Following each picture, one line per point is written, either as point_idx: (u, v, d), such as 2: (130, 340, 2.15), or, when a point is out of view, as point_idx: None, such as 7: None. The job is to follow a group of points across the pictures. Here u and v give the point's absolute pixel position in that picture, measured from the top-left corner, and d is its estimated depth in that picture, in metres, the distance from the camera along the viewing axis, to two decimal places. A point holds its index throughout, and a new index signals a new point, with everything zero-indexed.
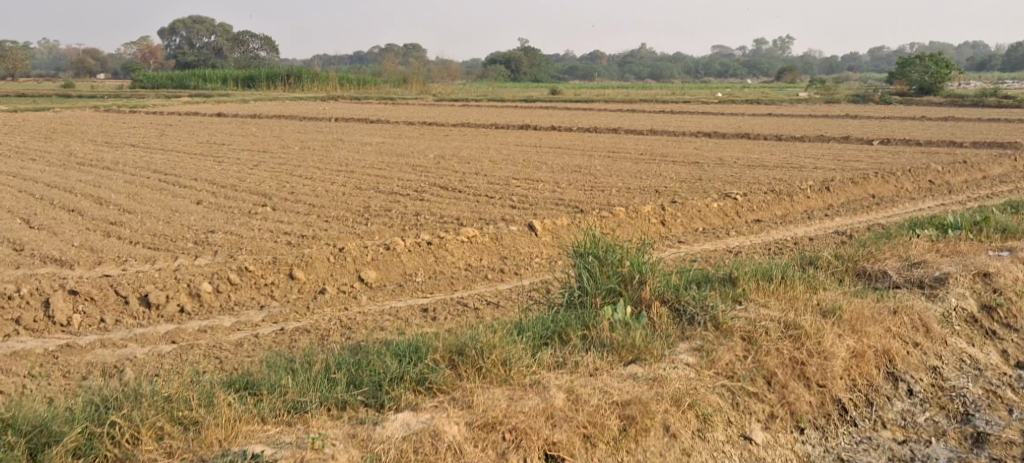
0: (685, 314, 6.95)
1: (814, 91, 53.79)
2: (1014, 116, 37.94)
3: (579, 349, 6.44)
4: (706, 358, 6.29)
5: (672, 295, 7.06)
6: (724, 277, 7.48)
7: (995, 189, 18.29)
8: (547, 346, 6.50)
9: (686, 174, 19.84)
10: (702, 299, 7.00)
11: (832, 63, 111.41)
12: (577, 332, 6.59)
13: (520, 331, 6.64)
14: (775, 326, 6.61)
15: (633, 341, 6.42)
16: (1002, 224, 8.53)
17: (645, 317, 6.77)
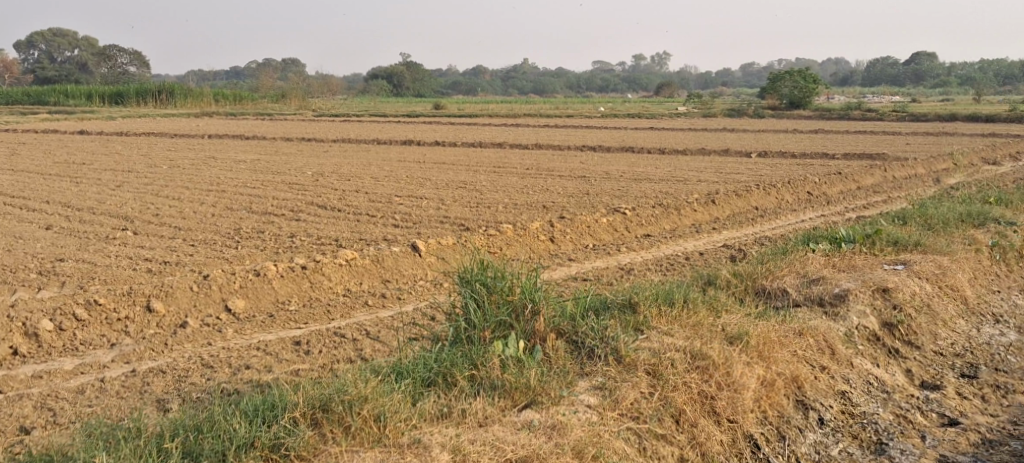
0: (583, 346, 6.48)
1: (692, 105, 55.05)
2: (879, 127, 39.62)
3: (466, 394, 5.89)
4: (609, 399, 5.89)
5: (569, 327, 6.56)
6: (623, 301, 7.00)
7: (870, 199, 18.73)
8: (430, 393, 5.91)
9: (572, 189, 19.58)
10: (601, 328, 6.54)
11: (707, 78, 114.89)
12: (465, 372, 6.02)
13: (399, 374, 6.03)
14: (682, 357, 6.20)
15: (527, 382, 5.92)
16: (893, 236, 8.45)
17: (540, 352, 6.26)
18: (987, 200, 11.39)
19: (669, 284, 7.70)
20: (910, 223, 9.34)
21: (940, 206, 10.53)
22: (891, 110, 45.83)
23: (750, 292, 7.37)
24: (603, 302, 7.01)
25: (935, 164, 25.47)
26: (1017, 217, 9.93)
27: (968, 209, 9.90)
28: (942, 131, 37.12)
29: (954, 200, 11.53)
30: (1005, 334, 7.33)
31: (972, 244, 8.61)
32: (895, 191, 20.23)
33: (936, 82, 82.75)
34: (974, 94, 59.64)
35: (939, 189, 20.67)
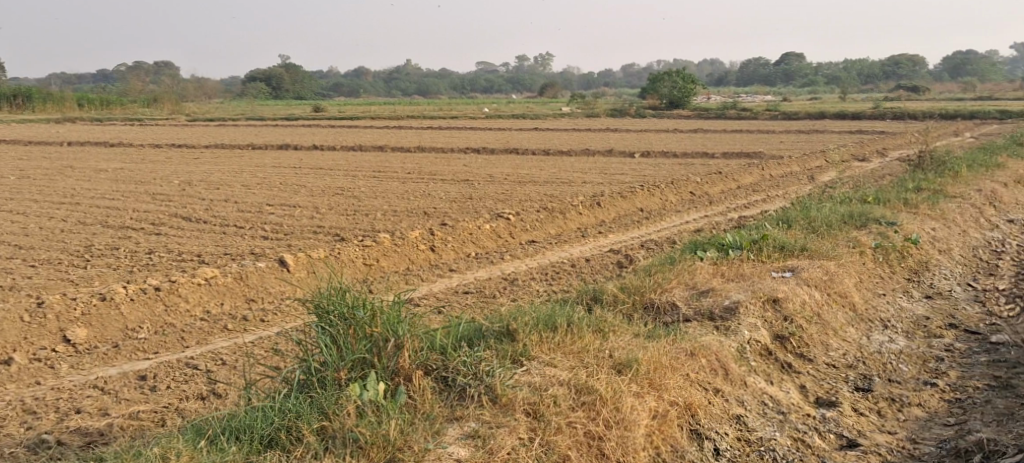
0: (455, 384, 5.91)
1: (575, 106, 55.37)
2: (755, 126, 40.61)
3: (313, 453, 5.30)
4: (482, 449, 5.40)
5: (439, 362, 5.99)
6: (500, 329, 6.43)
7: (751, 198, 18.88)
8: (269, 452, 5.32)
9: (455, 193, 19.03)
10: (475, 362, 5.99)
11: (589, 79, 116.30)
12: (314, 425, 5.43)
13: (233, 434, 5.41)
14: (564, 393, 5.80)
15: (387, 435, 5.35)
16: (780, 241, 8.29)
17: (403, 395, 5.70)
18: (866, 198, 11.45)
19: (552, 303, 7.25)
20: (795, 226, 9.21)
21: (822, 207, 10.49)
22: (766, 110, 47.17)
23: (638, 308, 7.06)
24: (479, 331, 6.45)
25: (810, 162, 26.09)
26: (897, 216, 9.96)
27: (849, 209, 9.86)
28: (814, 128, 38.30)
29: (834, 199, 11.54)
30: (895, 340, 7.15)
31: (857, 245, 8.50)
32: (774, 189, 20.52)
33: (806, 81, 86.04)
34: (841, 93, 62.20)
35: (815, 186, 21.08)
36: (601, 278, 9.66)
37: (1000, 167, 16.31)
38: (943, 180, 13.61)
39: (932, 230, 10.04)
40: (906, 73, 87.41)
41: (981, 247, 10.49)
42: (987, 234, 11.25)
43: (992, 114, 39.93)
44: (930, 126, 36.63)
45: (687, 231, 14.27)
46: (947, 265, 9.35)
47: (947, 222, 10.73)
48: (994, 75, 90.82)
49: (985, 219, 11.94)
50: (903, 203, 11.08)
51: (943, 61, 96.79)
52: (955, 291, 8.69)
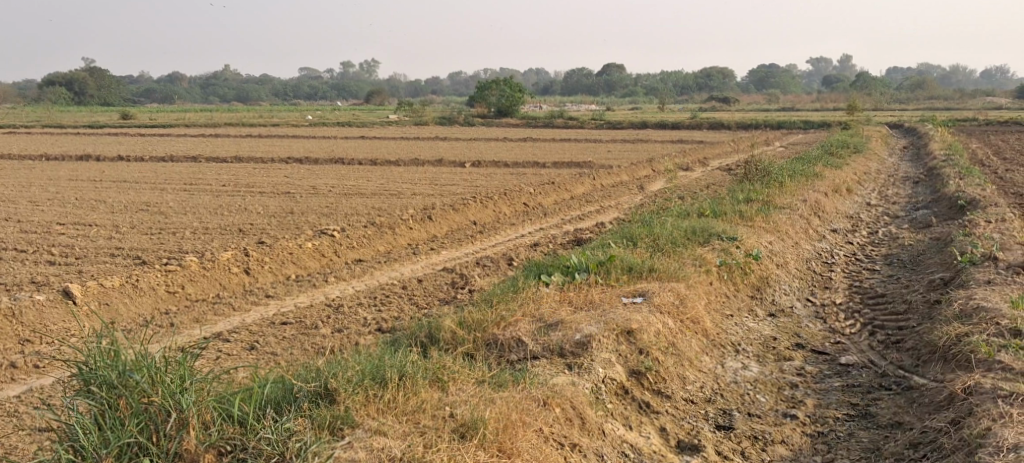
0: None
1: (403, 113, 54.40)
2: (583, 135, 41.07)
3: None
4: None
5: (238, 441, 5.22)
6: (315, 388, 5.71)
7: (584, 209, 18.67)
8: None
9: (275, 207, 17.75)
10: (283, 438, 5.25)
11: (416, 86, 115.41)
12: None
13: None
14: None
15: None
16: (626, 263, 7.95)
17: None
18: (701, 211, 11.30)
19: (383, 348, 6.56)
20: (638, 244, 8.86)
21: (661, 221, 10.23)
22: (590, 119, 47.98)
23: (481, 347, 6.50)
24: (289, 393, 5.72)
25: (637, 171, 26.40)
26: (735, 229, 9.78)
27: (690, 224, 9.63)
28: (637, 138, 39.13)
29: (672, 212, 11.34)
30: (748, 367, 6.84)
31: (702, 265, 8.24)
32: (604, 199, 20.47)
33: (627, 92, 88.85)
34: (660, 103, 64.34)
35: (643, 196, 21.20)
36: (437, 309, 8.97)
37: (818, 177, 16.80)
38: (770, 191, 13.76)
39: (768, 243, 9.93)
40: (718, 85, 91.88)
41: (813, 259, 10.51)
42: (816, 245, 11.34)
43: (798, 124, 42.23)
44: (744, 135, 38.21)
45: (522, 247, 13.77)
46: (786, 279, 9.22)
47: (781, 235, 10.69)
48: (796, 87, 97.12)
49: (813, 230, 12.08)
50: (737, 215, 11.00)
51: (750, 73, 102.53)
52: (796, 307, 8.51)
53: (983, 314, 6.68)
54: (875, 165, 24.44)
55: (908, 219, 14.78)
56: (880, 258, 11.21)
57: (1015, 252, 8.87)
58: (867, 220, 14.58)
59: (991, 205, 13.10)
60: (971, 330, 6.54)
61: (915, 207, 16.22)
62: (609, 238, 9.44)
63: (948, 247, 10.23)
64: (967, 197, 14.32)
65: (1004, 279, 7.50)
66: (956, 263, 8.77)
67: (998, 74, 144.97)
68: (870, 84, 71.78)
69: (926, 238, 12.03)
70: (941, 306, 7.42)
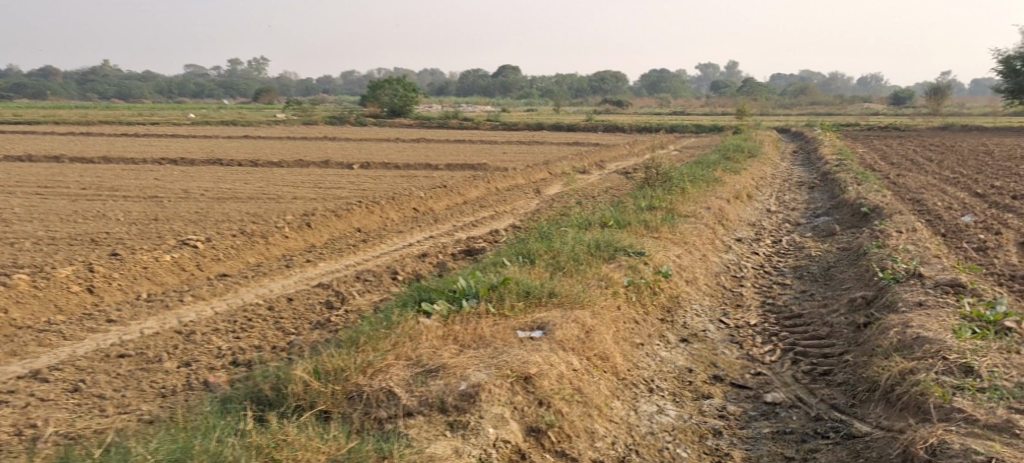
0: None
1: (292, 113, 52.30)
2: (478, 137, 40.09)
3: None
4: None
5: None
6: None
7: (477, 216, 17.62)
8: None
9: (137, 212, 16.06)
10: None
11: (308, 85, 112.32)
12: None
13: None
14: None
15: None
16: (522, 288, 7.14)
17: None
18: (604, 220, 10.43)
19: (216, 417, 5.77)
20: (537, 263, 7.91)
21: (564, 233, 9.32)
22: (485, 120, 47.04)
23: (341, 403, 5.84)
24: None
25: (532, 174, 25.54)
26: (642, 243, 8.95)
27: (596, 237, 8.73)
28: (533, 139, 38.37)
29: (572, 223, 10.43)
30: (664, 411, 6.23)
31: (608, 287, 7.41)
32: (499, 204, 19.48)
33: (522, 94, 88.39)
34: (556, 105, 64.05)
35: (539, 201, 20.32)
36: (305, 341, 7.86)
37: (719, 182, 16.21)
38: (671, 197, 13.02)
39: (676, 256, 9.12)
40: (612, 89, 92.53)
41: (722, 272, 9.72)
42: (725, 257, 10.60)
43: (691, 127, 42.32)
44: (640, 138, 37.93)
45: (408, 259, 12.65)
46: (697, 298, 8.35)
47: (688, 247, 9.84)
48: (685, 92, 98.76)
49: (719, 240, 11.34)
50: (641, 225, 10.18)
51: (642, 77, 103.60)
52: (710, 331, 7.61)
53: (927, 347, 6.16)
54: (770, 170, 24.22)
55: (810, 225, 14.23)
56: (789, 270, 10.48)
57: (935, 267, 8.33)
58: (771, 227, 13.98)
59: (895, 213, 12.67)
60: (915, 367, 6.03)
61: (816, 212, 15.76)
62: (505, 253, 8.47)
63: (862, 259, 9.58)
64: (870, 204, 13.87)
65: (935, 300, 6.94)
66: (877, 277, 8.07)
67: (874, 81, 151.40)
68: (758, 89, 73.28)
69: (834, 249, 11.42)
70: (869, 332, 6.81)
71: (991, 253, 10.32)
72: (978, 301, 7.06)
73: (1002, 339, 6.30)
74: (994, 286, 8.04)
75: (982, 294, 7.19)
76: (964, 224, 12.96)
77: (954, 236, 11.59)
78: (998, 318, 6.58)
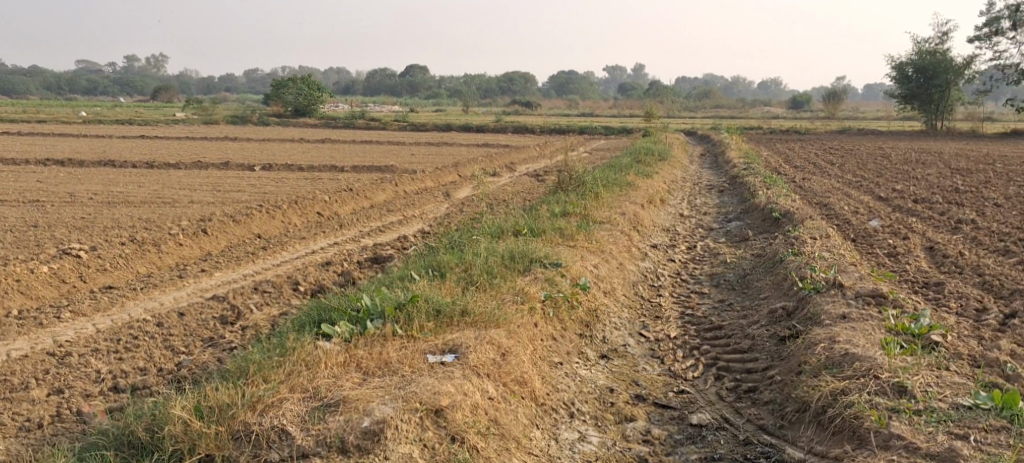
0: None
1: (190, 111, 50.32)
2: (385, 138, 39.28)
3: None
4: None
5: None
6: None
7: (385, 221, 17.05)
8: None
9: (15, 219, 14.96)
10: None
11: (208, 83, 108.87)
12: None
13: None
14: None
15: None
16: (434, 306, 7.11)
17: None
18: (517, 228, 10.08)
19: None
20: (449, 277, 7.78)
21: (478, 242, 8.99)
22: (393, 120, 46.23)
23: (227, 445, 5.82)
24: None
25: (442, 176, 25.06)
26: (558, 253, 8.62)
27: (512, 245, 8.61)
28: (443, 141, 37.84)
29: (484, 231, 10.04)
30: (586, 438, 6.32)
31: (523, 301, 7.37)
32: (408, 208, 18.95)
33: (431, 94, 87.55)
34: (465, 106, 63.57)
35: (450, 205, 19.88)
36: (197, 365, 7.27)
37: (632, 186, 16.05)
38: (585, 203, 12.78)
39: (594, 265, 8.89)
40: (521, 91, 92.57)
41: (639, 282, 9.52)
42: (640, 264, 10.39)
43: (600, 129, 42.45)
44: (550, 140, 37.81)
45: (312, 268, 12.05)
46: (615, 310, 8.13)
47: (605, 256, 9.59)
48: (593, 94, 99.58)
49: (634, 247, 11.14)
50: (555, 232, 9.88)
51: (551, 79, 103.87)
52: (629, 346, 7.57)
53: (857, 365, 6.41)
54: (680, 173, 24.31)
55: (723, 230, 14.21)
56: (705, 277, 10.38)
57: (852, 275, 8.27)
58: (684, 232, 13.88)
59: (806, 218, 12.72)
60: (847, 387, 6.29)
61: (728, 216, 15.77)
62: (417, 266, 8.28)
63: (777, 267, 9.52)
64: (780, 209, 13.92)
65: (859, 313, 7.11)
66: (796, 287, 8.01)
67: (773, 84, 155.80)
68: (664, 92, 74.40)
69: (748, 255, 11.36)
70: (796, 344, 7.03)
71: (901, 259, 10.40)
72: (901, 312, 7.24)
73: (929, 355, 6.56)
74: (910, 295, 8.04)
75: (903, 304, 7.34)
76: (871, 228, 13.12)
77: (864, 241, 11.69)
78: (923, 332, 6.80)
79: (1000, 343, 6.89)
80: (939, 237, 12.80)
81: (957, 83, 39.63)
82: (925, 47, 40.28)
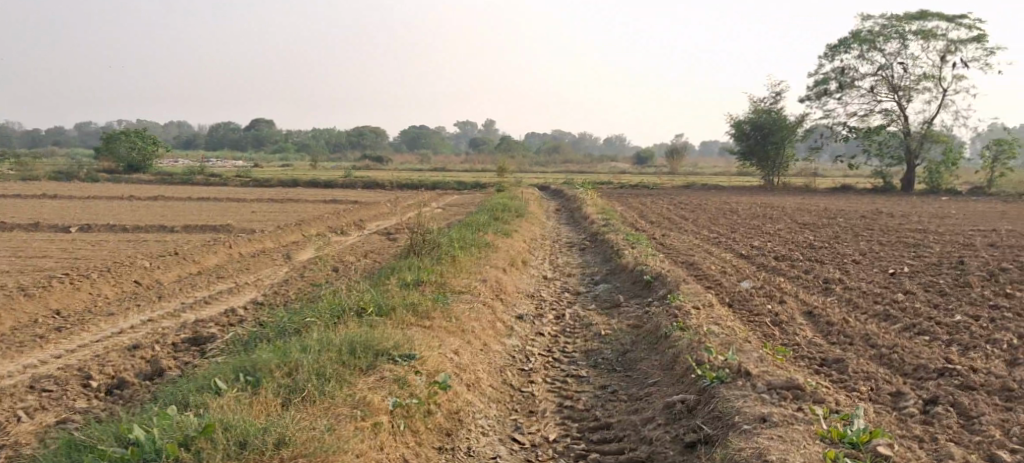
0: None
1: (6, 165, 45.84)
2: (226, 195, 36.72)
3: None
4: None
5: None
6: None
7: (214, 290, 15.06)
8: None
9: None
10: None
11: (34, 137, 101.40)
12: None
13: None
14: None
15: None
16: (237, 438, 6.04)
17: None
18: (362, 304, 8.55)
19: None
20: (265, 383, 6.76)
21: (320, 331, 7.66)
22: (235, 175, 43.54)
23: None
24: None
25: (283, 236, 23.12)
26: (405, 337, 7.57)
27: (357, 330, 7.61)
28: (287, 197, 35.66)
29: (321, 311, 8.45)
30: None
31: (362, 418, 6.47)
32: (241, 276, 17.00)
33: (277, 147, 84.41)
34: (314, 159, 61.19)
35: (291, 269, 18.02)
36: None
37: (491, 247, 14.69)
38: (441, 270, 11.36)
39: (454, 351, 7.78)
40: (371, 145, 90.84)
41: (506, 366, 8.22)
42: (507, 344, 9.03)
43: (452, 184, 41.28)
44: (402, 196, 36.31)
45: (114, 354, 10.03)
46: (481, 407, 7.25)
47: (464, 339, 8.24)
48: (445, 149, 98.82)
49: (499, 322, 9.77)
50: (407, 311, 8.44)
51: (402, 133, 102.60)
52: (501, 458, 6.69)
53: None
54: (538, 230, 23.27)
55: (591, 295, 13.08)
56: (579, 354, 9.14)
57: (749, 357, 7.29)
58: (550, 297, 12.66)
59: (679, 282, 11.78)
60: None
61: (594, 277, 14.70)
62: (230, 362, 7.24)
63: (661, 344, 8.34)
64: (650, 271, 12.93)
65: (781, 416, 6.26)
66: (692, 373, 7.17)
67: (619, 141, 160.38)
68: (515, 147, 74.51)
69: (625, 326, 10.22)
70: (707, 461, 6.12)
71: (788, 327, 9.52)
72: (828, 410, 6.45)
73: None
74: (816, 378, 7.09)
75: (824, 398, 6.55)
76: (744, 290, 12.31)
77: (742, 305, 10.81)
78: (865, 441, 5.95)
79: (950, 448, 6.01)
80: (813, 299, 12.13)
81: (791, 141, 41.01)
82: (762, 105, 41.57)
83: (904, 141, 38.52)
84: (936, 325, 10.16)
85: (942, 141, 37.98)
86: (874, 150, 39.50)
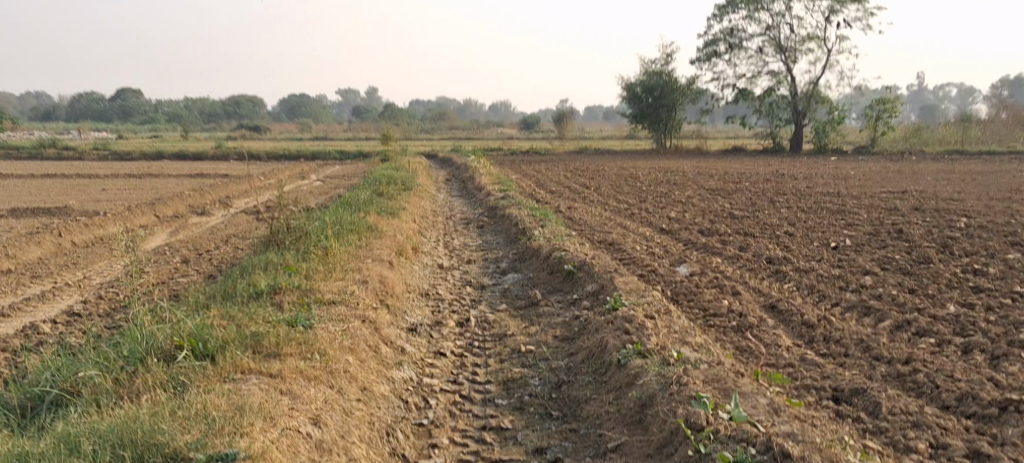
0: None
1: None
2: (76, 169, 32.75)
3: None
4: None
5: None
6: None
7: (19, 297, 12.02)
8: None
9: None
10: None
11: None
12: None
13: None
14: None
15: None
16: None
17: None
18: (180, 340, 6.38)
19: None
20: None
21: (106, 408, 5.74)
22: (91, 149, 39.16)
23: None
24: None
25: (132, 219, 19.87)
26: (195, 418, 5.51)
27: (152, 407, 5.64)
28: (147, 172, 31.84)
29: (99, 356, 6.24)
30: None
31: None
32: (65, 277, 13.93)
33: (144, 117, 78.65)
34: (182, 129, 56.64)
35: (129, 264, 14.97)
36: None
37: (373, 231, 11.98)
38: (307, 272, 8.73)
39: (316, 421, 5.84)
40: (246, 114, 85.92)
41: (397, 425, 6.22)
42: (396, 385, 6.72)
43: (333, 153, 38.05)
44: (278, 167, 32.98)
45: None
46: None
47: (328, 387, 6.20)
48: (326, 118, 94.18)
49: (384, 345, 7.31)
50: (244, 346, 6.41)
51: (280, 102, 97.58)
52: None
53: None
54: (429, 206, 20.61)
55: (498, 289, 10.60)
56: (495, 386, 6.85)
57: (760, 407, 5.72)
58: (449, 296, 10.13)
59: (610, 274, 9.51)
60: None
61: (499, 265, 12.23)
62: None
63: (614, 378, 6.39)
64: (570, 258, 10.57)
65: None
66: (688, 448, 5.48)
67: (505, 108, 158.22)
68: (399, 115, 71.30)
69: (550, 338, 7.89)
70: None
71: (764, 336, 7.38)
72: None
73: None
74: (868, 446, 5.47)
75: None
76: (686, 280, 10.07)
77: (693, 304, 8.62)
78: None
79: None
80: (767, 287, 10.03)
81: (682, 104, 39.53)
82: (653, 67, 39.78)
83: (791, 102, 37.42)
84: (933, 320, 8.13)
85: (828, 102, 36.92)
86: (763, 111, 38.36)
